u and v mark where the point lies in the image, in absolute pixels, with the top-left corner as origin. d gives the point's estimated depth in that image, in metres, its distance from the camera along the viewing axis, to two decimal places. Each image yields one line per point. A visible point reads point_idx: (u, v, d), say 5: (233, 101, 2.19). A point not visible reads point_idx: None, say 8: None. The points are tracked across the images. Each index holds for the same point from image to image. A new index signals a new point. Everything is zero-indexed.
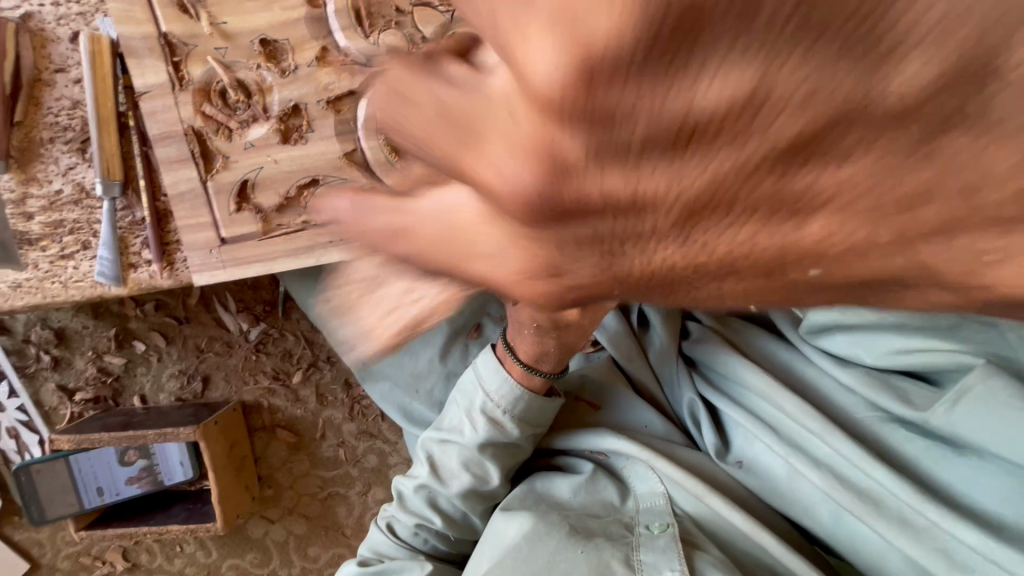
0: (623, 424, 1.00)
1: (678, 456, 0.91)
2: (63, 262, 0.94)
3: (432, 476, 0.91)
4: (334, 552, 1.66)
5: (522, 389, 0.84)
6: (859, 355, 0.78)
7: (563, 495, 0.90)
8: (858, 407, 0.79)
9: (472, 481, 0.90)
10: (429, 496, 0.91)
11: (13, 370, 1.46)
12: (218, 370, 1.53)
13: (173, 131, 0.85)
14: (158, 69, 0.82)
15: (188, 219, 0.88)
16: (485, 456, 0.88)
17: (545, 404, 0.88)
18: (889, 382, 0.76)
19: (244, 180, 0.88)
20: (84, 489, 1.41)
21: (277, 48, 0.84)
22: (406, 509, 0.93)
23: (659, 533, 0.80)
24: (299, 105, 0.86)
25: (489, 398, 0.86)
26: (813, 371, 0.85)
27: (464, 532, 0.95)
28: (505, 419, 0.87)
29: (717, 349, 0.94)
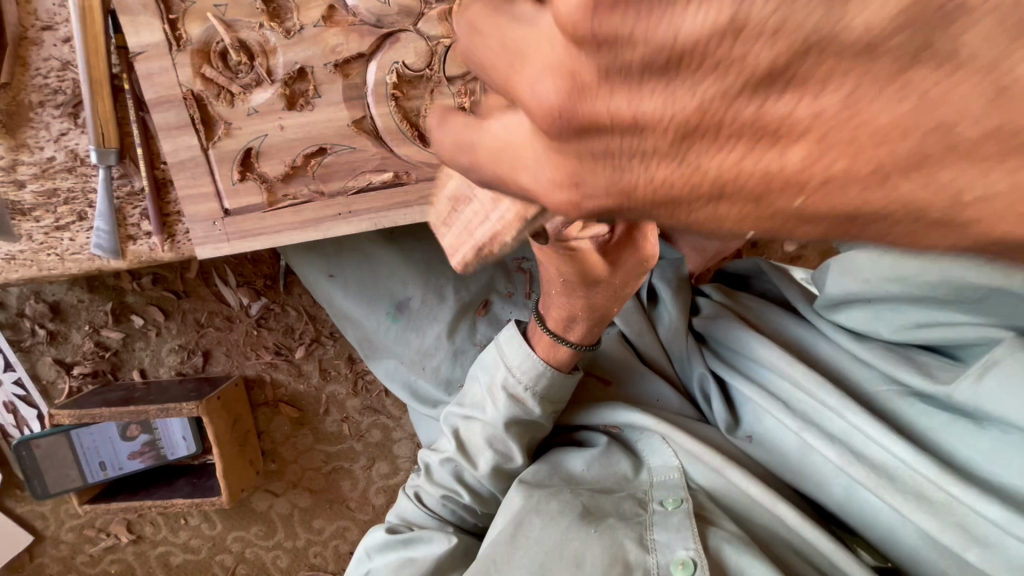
0: (639, 399, 1.01)
1: (693, 427, 0.92)
2: (59, 233, 0.91)
3: (460, 452, 0.91)
4: (339, 524, 1.66)
5: (548, 366, 0.85)
6: (878, 329, 0.78)
7: (576, 469, 0.91)
8: (874, 381, 0.79)
9: (496, 459, 0.89)
10: (456, 470, 0.91)
11: (8, 345, 1.49)
12: (219, 345, 1.53)
13: (172, 95, 0.81)
14: (153, 27, 0.78)
15: (187, 188, 0.85)
16: (510, 434, 0.88)
17: (567, 379, 0.87)
18: (913, 359, 0.75)
19: (249, 148, 0.84)
20: (86, 463, 1.41)
21: (281, 7, 0.78)
22: (433, 481, 0.94)
23: (673, 510, 0.80)
24: (305, 68, 0.80)
25: (510, 372, 0.86)
26: (831, 351, 0.85)
27: (485, 506, 0.94)
28: (526, 396, 0.86)
29: (732, 325, 0.94)
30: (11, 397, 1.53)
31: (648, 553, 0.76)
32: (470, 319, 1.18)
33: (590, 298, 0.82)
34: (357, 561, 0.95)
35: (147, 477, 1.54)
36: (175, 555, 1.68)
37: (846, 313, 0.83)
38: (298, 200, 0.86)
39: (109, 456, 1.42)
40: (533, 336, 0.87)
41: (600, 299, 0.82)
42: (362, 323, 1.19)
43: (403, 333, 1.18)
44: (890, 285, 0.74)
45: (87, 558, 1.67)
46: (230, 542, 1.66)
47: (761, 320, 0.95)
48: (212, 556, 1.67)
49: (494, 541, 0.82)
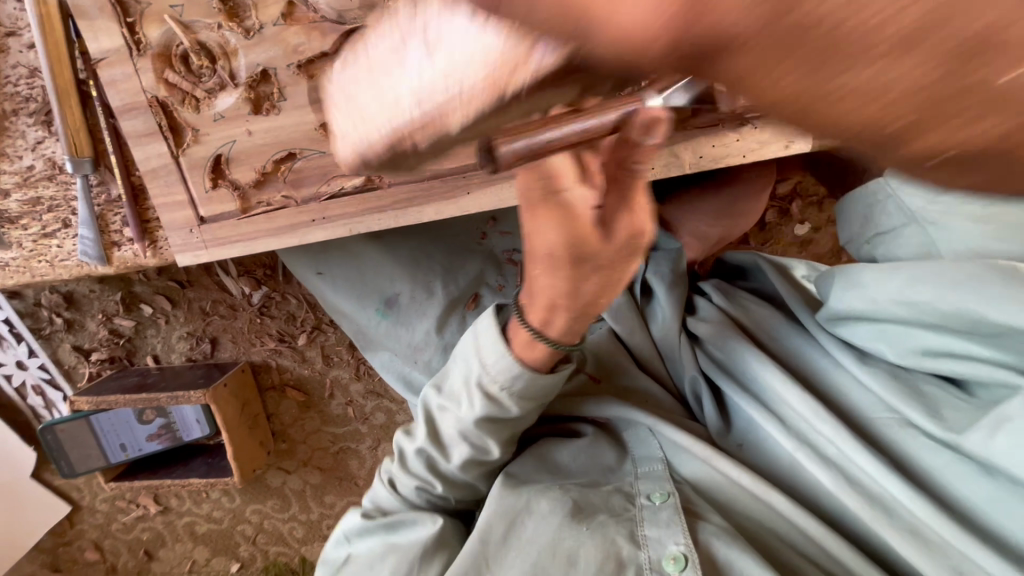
0: (629, 391, 0.99)
1: (686, 423, 0.91)
2: (47, 240, 0.93)
3: (433, 443, 0.87)
4: (349, 499, 1.74)
5: (524, 368, 0.78)
6: (880, 347, 0.74)
7: (564, 461, 0.91)
8: (871, 404, 0.75)
9: (472, 452, 0.86)
10: (429, 462, 0.88)
11: (29, 332, 1.55)
12: (225, 333, 1.56)
13: (138, 102, 0.79)
14: (111, 31, 0.75)
15: (164, 197, 0.84)
16: (485, 431, 0.83)
17: (545, 379, 0.81)
18: (918, 392, 0.71)
19: (219, 154, 0.81)
20: (108, 445, 1.49)
21: (238, 4, 0.74)
22: (406, 470, 0.90)
23: (661, 505, 0.78)
24: (267, 70, 0.76)
25: (485, 369, 0.80)
26: (827, 367, 0.81)
27: (459, 494, 0.93)
28: (504, 397, 0.80)
29: (729, 336, 0.91)
30: (38, 381, 1.61)
31: (640, 549, 0.75)
32: (460, 313, 1.18)
33: (580, 288, 0.71)
34: (336, 544, 0.95)
35: (167, 456, 1.62)
36: (200, 525, 1.79)
37: (848, 328, 0.79)
38: (270, 206, 0.83)
39: (129, 438, 1.50)
40: (512, 332, 0.80)
41: (591, 284, 0.71)
42: (354, 318, 1.20)
43: (393, 328, 1.18)
44: (898, 309, 0.72)
45: (121, 525, 1.80)
46: (250, 514, 1.76)
47: (759, 330, 0.92)
48: (234, 526, 1.78)
49: (484, 527, 0.82)
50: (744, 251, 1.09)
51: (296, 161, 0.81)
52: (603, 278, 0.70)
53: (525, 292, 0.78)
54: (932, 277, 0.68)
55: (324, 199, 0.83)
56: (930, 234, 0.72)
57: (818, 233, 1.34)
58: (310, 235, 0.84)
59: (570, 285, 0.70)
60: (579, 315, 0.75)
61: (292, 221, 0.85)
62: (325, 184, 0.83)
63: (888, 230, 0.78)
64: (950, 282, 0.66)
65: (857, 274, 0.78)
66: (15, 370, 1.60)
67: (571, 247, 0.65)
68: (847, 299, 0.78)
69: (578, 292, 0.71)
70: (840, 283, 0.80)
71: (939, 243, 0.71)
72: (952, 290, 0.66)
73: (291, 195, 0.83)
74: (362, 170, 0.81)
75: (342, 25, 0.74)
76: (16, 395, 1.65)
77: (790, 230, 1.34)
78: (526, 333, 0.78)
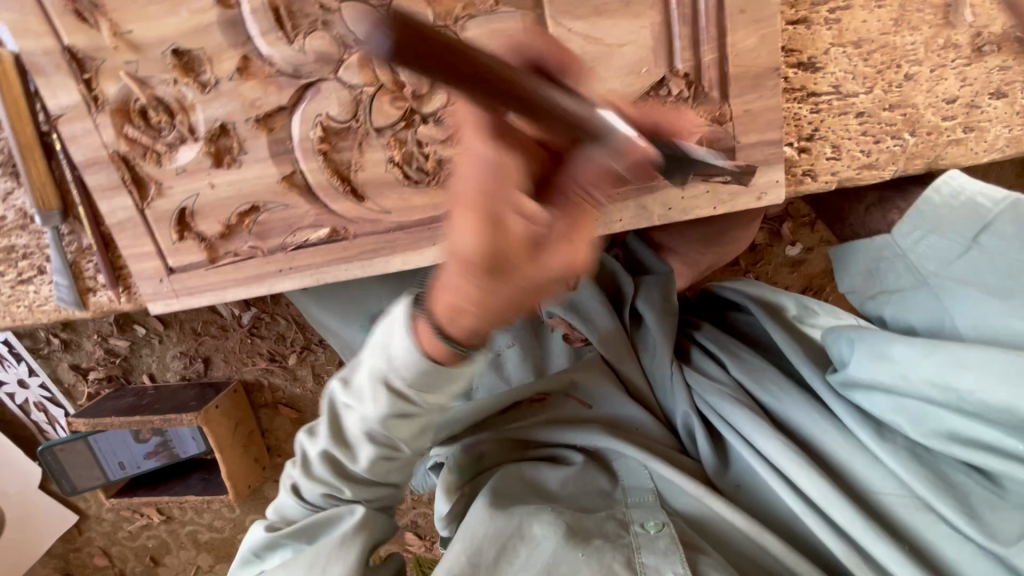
0: (615, 419, 1.00)
1: (677, 457, 0.92)
2: (24, 286, 0.93)
3: (336, 443, 0.71)
4: None
5: (426, 357, 0.57)
6: (899, 424, 0.63)
7: (551, 485, 0.91)
8: (887, 485, 0.63)
9: (380, 450, 0.69)
10: (334, 461, 0.72)
11: (28, 353, 1.59)
12: (217, 353, 1.58)
13: (100, 157, 0.78)
14: (69, 88, 0.74)
15: (132, 248, 0.84)
16: (393, 430, 0.67)
17: (457, 373, 0.59)
18: (945, 479, 0.60)
19: (183, 207, 0.81)
20: (106, 463, 1.52)
21: (193, 59, 0.72)
22: (310, 475, 0.72)
23: (656, 534, 0.80)
24: (226, 124, 0.75)
25: (387, 361, 0.61)
26: (835, 442, 0.67)
27: (376, 502, 0.76)
28: (411, 394, 0.62)
29: (722, 399, 0.77)
30: (41, 399, 1.64)
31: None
32: None
33: (492, 297, 0.45)
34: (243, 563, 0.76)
35: (166, 472, 1.65)
36: (203, 533, 1.84)
37: (862, 396, 0.67)
38: (237, 257, 0.83)
39: (126, 456, 1.52)
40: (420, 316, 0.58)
41: (514, 296, 0.45)
42: (340, 333, 1.16)
43: None
44: (931, 393, 0.61)
45: (127, 533, 1.86)
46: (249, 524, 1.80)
47: (752, 383, 0.78)
48: (235, 535, 1.82)
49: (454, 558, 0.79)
50: (738, 280, 1.05)
51: (260, 214, 0.80)
52: (517, 286, 0.44)
53: (437, 285, 0.50)
54: (978, 360, 0.57)
55: (291, 250, 0.83)
56: (943, 301, 0.65)
57: (810, 253, 1.30)
58: (278, 285, 0.84)
59: (482, 299, 0.45)
60: (489, 320, 0.49)
61: (259, 271, 0.84)
62: (291, 235, 0.81)
63: (898, 289, 0.69)
64: (998, 373, 0.56)
65: (881, 343, 0.65)
66: (18, 388, 1.64)
67: (490, 254, 0.41)
68: (868, 370, 0.65)
69: (490, 301, 0.46)
70: (859, 348, 0.67)
71: (954, 311, 0.64)
72: (1004, 382, 0.55)
73: (258, 245, 0.83)
74: (326, 222, 0.80)
75: (298, 79, 0.72)
76: (19, 412, 1.68)
77: (782, 250, 1.30)
78: (427, 331, 0.56)
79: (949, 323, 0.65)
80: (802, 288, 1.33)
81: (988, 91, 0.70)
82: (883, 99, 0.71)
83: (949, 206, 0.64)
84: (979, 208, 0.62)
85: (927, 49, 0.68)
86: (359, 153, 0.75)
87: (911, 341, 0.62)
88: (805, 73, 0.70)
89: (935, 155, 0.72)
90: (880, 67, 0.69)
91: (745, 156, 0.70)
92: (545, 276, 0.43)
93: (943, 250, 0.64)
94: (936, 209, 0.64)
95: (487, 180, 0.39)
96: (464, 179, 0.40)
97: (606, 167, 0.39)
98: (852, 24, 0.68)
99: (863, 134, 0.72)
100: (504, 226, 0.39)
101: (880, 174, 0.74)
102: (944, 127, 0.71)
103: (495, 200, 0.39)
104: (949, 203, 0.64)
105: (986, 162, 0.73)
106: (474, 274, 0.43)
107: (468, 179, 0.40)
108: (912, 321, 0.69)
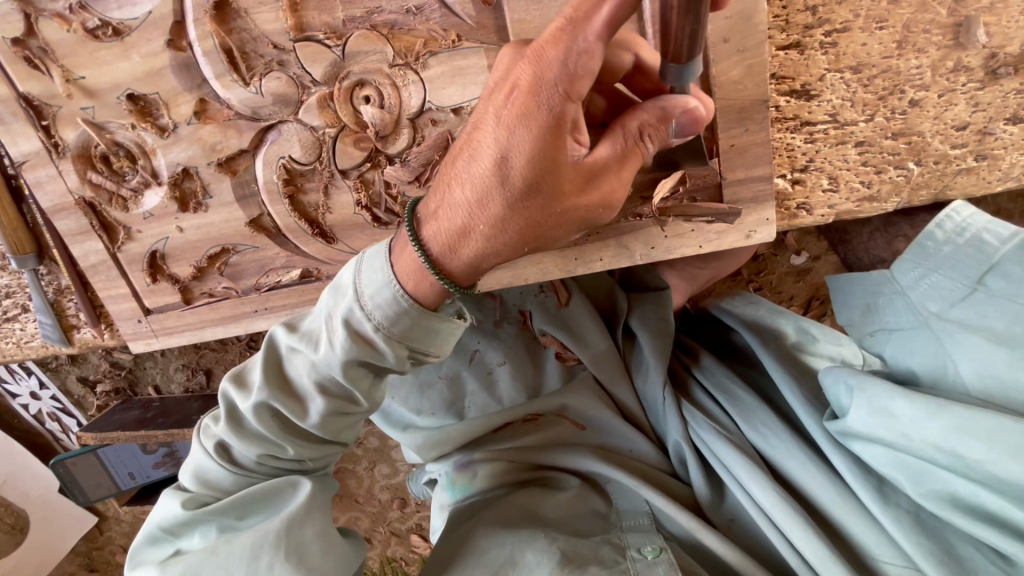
0: (607, 446, 0.86)
1: (670, 485, 0.80)
2: (10, 324, 0.93)
3: (279, 393, 0.62)
4: (350, 514, 1.69)
5: (407, 298, 0.56)
6: (897, 482, 0.56)
7: (543, 509, 0.77)
8: (887, 553, 0.58)
9: (335, 403, 0.62)
10: (277, 414, 0.63)
11: (38, 364, 1.40)
12: (219, 365, 1.37)
13: (65, 203, 0.75)
14: (28, 135, 0.72)
15: (107, 290, 0.82)
16: (350, 379, 0.60)
17: (433, 323, 0.58)
18: (951, 553, 0.54)
19: (154, 250, 0.78)
20: (117, 474, 1.47)
21: (149, 103, 0.70)
22: (242, 436, 0.64)
23: (655, 560, 0.66)
24: (188, 168, 0.72)
25: (359, 302, 0.57)
26: (833, 500, 0.63)
27: (314, 462, 0.68)
28: (375, 336, 0.57)
29: (721, 444, 0.72)
30: (52, 409, 1.45)
31: None
32: None
33: (513, 214, 0.52)
34: (151, 540, 0.65)
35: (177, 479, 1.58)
36: None
37: (861, 447, 0.60)
38: (211, 299, 0.80)
39: (137, 467, 1.46)
40: (398, 250, 0.57)
41: (536, 217, 0.53)
42: None
43: None
44: (935, 456, 0.54)
45: None
46: None
47: (750, 428, 0.73)
48: None
49: None
50: (738, 296, 0.95)
51: (231, 256, 0.77)
52: (545, 209, 0.53)
53: (444, 203, 0.55)
54: (986, 429, 0.51)
55: (265, 290, 0.79)
56: (944, 345, 0.59)
57: (821, 261, 1.08)
58: (253, 325, 0.81)
59: (505, 214, 0.52)
60: (498, 243, 0.54)
61: (234, 311, 0.81)
62: (264, 276, 0.79)
63: (899, 328, 0.63)
64: (1008, 445, 0.49)
65: (881, 397, 0.58)
66: (27, 399, 1.46)
67: (537, 172, 0.50)
68: (865, 423, 0.59)
69: (513, 219, 0.53)
70: (856, 398, 0.61)
71: (957, 357, 0.57)
72: (1011, 455, 0.49)
73: (232, 286, 0.80)
74: (298, 263, 0.77)
75: (258, 121, 0.69)
76: (32, 421, 1.50)
77: (785, 260, 1.10)
78: (411, 253, 0.56)
79: (952, 370, 0.58)
80: (811, 298, 1.12)
81: (1002, 116, 0.64)
82: (885, 127, 0.65)
83: (953, 242, 0.60)
84: (984, 246, 0.58)
85: (934, 72, 0.62)
86: (326, 195, 0.72)
87: (913, 397, 0.56)
88: (799, 101, 0.64)
89: (942, 185, 0.67)
90: (881, 93, 0.63)
91: (732, 193, 0.65)
92: (570, 207, 0.54)
93: (946, 290, 0.59)
94: (939, 246, 0.61)
95: (572, 94, 0.48)
96: (531, 90, 0.49)
97: (668, 119, 0.55)
98: (850, 47, 0.62)
99: (863, 165, 0.66)
100: (556, 50, 0.47)
101: (883, 207, 0.68)
102: (953, 155, 0.66)
103: (561, 121, 0.49)
104: (952, 239, 0.60)
105: (999, 190, 0.68)
106: (512, 186, 0.51)
107: (532, 91, 0.49)
108: (912, 365, 0.62)
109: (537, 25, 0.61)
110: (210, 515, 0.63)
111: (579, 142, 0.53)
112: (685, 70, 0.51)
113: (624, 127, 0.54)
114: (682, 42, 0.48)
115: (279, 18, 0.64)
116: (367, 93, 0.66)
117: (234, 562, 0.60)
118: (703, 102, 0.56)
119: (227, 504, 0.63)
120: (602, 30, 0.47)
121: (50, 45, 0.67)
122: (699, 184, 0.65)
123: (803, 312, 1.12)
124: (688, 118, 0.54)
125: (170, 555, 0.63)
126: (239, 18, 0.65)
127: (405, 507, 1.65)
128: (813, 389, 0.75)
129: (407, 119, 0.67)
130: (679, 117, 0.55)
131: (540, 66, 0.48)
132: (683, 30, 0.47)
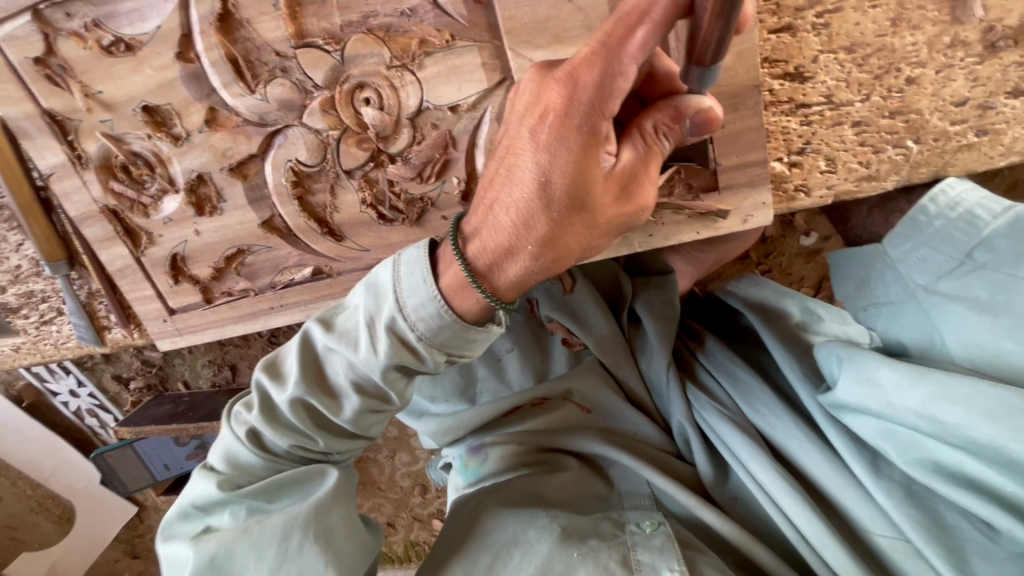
0: (611, 428, 0.88)
1: (670, 464, 0.82)
2: (47, 326, 0.99)
3: (316, 389, 0.65)
4: (373, 501, 1.75)
5: (450, 312, 0.58)
6: (885, 452, 0.57)
7: (550, 491, 0.79)
8: (881, 526, 0.58)
9: (370, 402, 0.65)
10: (314, 409, 0.67)
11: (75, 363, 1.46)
12: (244, 360, 1.41)
13: (91, 211, 0.80)
14: (54, 149, 0.76)
15: (134, 292, 0.86)
16: (386, 382, 0.62)
17: (471, 333, 0.59)
18: (940, 524, 0.55)
19: (174, 254, 0.82)
20: (153, 466, 1.50)
21: (163, 114, 0.73)
22: (279, 430, 0.67)
23: (653, 533, 0.68)
24: (203, 174, 0.76)
25: (401, 311, 0.58)
26: (828, 474, 0.64)
27: (339, 454, 0.71)
28: (417, 345, 0.59)
29: (721, 422, 0.74)
30: (91, 406, 1.52)
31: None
32: None
33: (558, 231, 0.55)
34: (184, 515, 0.68)
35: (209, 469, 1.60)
36: None
37: (852, 419, 0.61)
38: (229, 297, 0.84)
39: (171, 460, 1.47)
40: (443, 262, 0.59)
41: (581, 232, 0.55)
42: None
43: None
44: (916, 423, 0.55)
45: None
46: None
47: (750, 407, 0.75)
48: None
49: None
50: (743, 279, 0.95)
51: (246, 256, 0.81)
52: (589, 224, 0.55)
53: (488, 228, 0.57)
54: (962, 395, 0.51)
55: (280, 288, 0.83)
56: (930, 315, 0.60)
57: (832, 242, 1.05)
58: (270, 322, 0.84)
59: (551, 232, 0.55)
60: (546, 259, 0.56)
61: (252, 309, 0.85)
62: (278, 275, 0.82)
63: (889, 302, 0.65)
64: (981, 409, 0.50)
65: (868, 366, 0.59)
66: (68, 397, 1.52)
67: (579, 190, 0.52)
68: (853, 394, 0.60)
69: (559, 235, 0.55)
70: (845, 369, 0.62)
71: (944, 328, 0.59)
72: (987, 421, 0.50)
73: (248, 285, 0.84)
74: (310, 261, 0.80)
75: (265, 126, 0.72)
76: (73, 418, 1.56)
77: (795, 241, 1.07)
78: (455, 268, 0.58)
79: (937, 341, 0.59)
80: (822, 279, 1.09)
81: (1003, 90, 0.63)
82: (882, 106, 0.64)
83: (945, 218, 0.60)
84: (975, 220, 0.58)
85: (930, 48, 0.62)
86: (333, 195, 0.75)
87: (898, 365, 0.57)
88: (793, 84, 0.64)
89: (943, 162, 0.66)
90: (878, 72, 0.63)
91: (728, 179, 0.66)
92: (611, 217, 0.56)
93: (935, 264, 0.60)
94: (930, 221, 0.60)
95: (605, 114, 0.51)
96: (565, 112, 0.51)
97: (682, 117, 0.56)
98: (844, 28, 0.61)
99: (860, 145, 0.66)
100: (591, 71, 0.50)
101: (883, 186, 0.68)
102: (953, 132, 0.65)
103: (594, 140, 0.52)
104: (944, 214, 0.60)
105: (1003, 165, 0.67)
106: (556, 206, 0.53)
107: (567, 112, 0.51)
108: (902, 337, 0.63)
109: (527, 21, 0.63)
110: (242, 498, 0.66)
111: (607, 153, 0.55)
112: (707, 71, 0.52)
113: (641, 128, 0.55)
114: (708, 48, 0.48)
115: (280, 26, 0.67)
116: (368, 95, 0.69)
117: (267, 543, 0.63)
118: (715, 101, 0.58)
119: (261, 487, 0.67)
120: (635, 53, 0.50)
121: (68, 63, 0.71)
122: (694, 172, 0.66)
123: (814, 295, 1.09)
124: (700, 118, 0.55)
125: (201, 531, 0.67)
126: (242, 28, 0.68)
127: (426, 493, 1.69)
128: (814, 367, 0.75)
129: (406, 119, 0.69)
130: (693, 116, 0.56)
131: (574, 89, 0.51)
132: (713, 34, 0.46)
